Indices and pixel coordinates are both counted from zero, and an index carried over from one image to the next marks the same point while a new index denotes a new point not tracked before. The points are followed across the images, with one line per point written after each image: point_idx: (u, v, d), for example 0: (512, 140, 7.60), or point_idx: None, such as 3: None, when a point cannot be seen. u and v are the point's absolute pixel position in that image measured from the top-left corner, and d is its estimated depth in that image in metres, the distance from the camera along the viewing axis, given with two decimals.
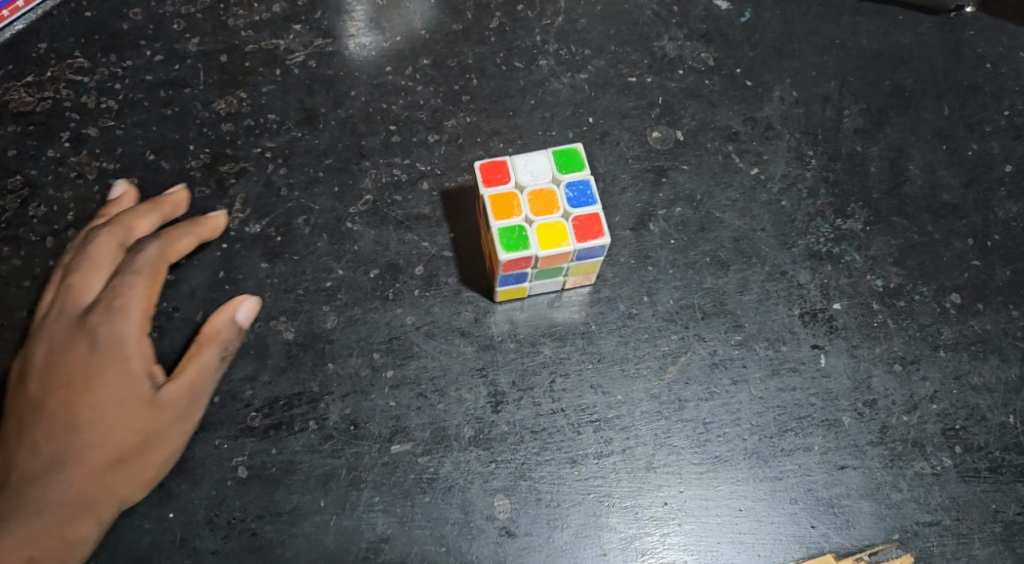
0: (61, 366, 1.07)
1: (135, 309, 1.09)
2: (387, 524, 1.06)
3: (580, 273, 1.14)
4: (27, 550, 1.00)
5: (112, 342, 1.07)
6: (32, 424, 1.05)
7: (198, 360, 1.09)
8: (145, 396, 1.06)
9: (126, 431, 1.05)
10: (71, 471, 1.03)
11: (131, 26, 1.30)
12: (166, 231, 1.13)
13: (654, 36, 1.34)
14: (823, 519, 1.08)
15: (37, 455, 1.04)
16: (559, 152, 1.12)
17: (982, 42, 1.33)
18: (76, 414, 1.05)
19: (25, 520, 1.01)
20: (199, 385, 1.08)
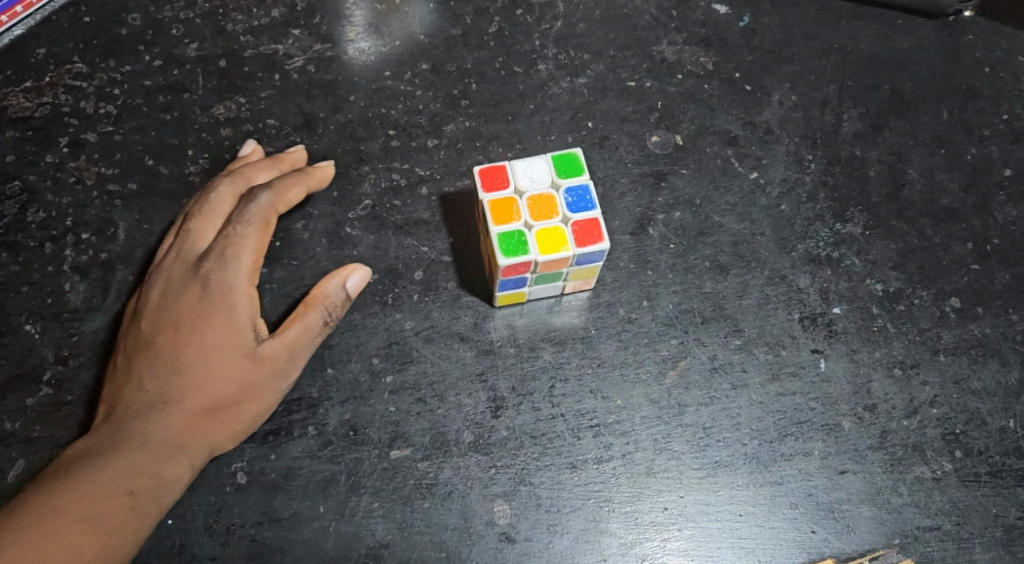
0: (169, 305, 1.08)
1: (247, 258, 1.09)
2: (386, 530, 1.06)
3: (580, 277, 1.14)
4: (122, 483, 1.01)
5: (225, 290, 1.08)
6: (141, 358, 1.06)
7: (302, 323, 1.09)
8: (250, 347, 1.07)
9: (231, 379, 1.06)
10: (173, 410, 1.04)
11: (130, 32, 1.30)
12: (279, 183, 1.13)
13: (652, 41, 1.34)
14: (823, 524, 1.08)
15: (144, 389, 1.05)
16: (559, 157, 1.12)
17: (981, 47, 1.33)
18: (183, 355, 1.06)
19: (122, 453, 1.02)
20: (303, 341, 1.09)
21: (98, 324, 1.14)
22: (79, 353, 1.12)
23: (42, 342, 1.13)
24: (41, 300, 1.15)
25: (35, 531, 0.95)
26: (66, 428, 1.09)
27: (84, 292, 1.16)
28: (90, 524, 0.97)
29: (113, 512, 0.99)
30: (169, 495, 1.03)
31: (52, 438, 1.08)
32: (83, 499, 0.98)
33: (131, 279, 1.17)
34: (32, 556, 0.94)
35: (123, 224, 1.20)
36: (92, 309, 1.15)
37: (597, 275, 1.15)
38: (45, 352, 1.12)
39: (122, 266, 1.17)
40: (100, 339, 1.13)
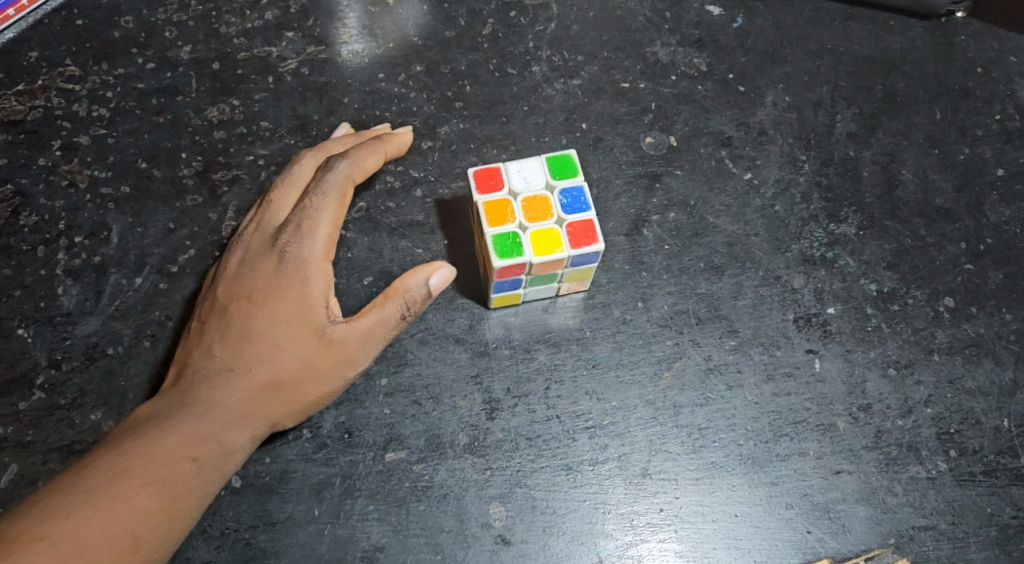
0: (245, 274, 1.04)
1: (324, 231, 1.04)
2: (382, 533, 1.06)
3: (575, 279, 1.13)
4: (187, 448, 0.97)
5: (301, 262, 1.03)
6: (215, 323, 1.03)
7: (379, 311, 1.03)
8: (323, 326, 1.02)
9: (302, 356, 1.01)
10: (243, 380, 1.01)
11: (123, 35, 1.30)
12: (359, 155, 1.08)
13: (646, 42, 1.34)
14: (819, 525, 1.08)
15: (216, 356, 1.02)
16: (552, 158, 1.12)
17: (973, 47, 1.34)
18: (256, 326, 1.01)
19: (188, 418, 0.98)
20: (378, 329, 1.03)
21: (92, 328, 1.14)
22: (72, 357, 1.12)
23: (34, 346, 1.12)
24: (34, 304, 1.14)
25: (101, 490, 0.92)
26: (59, 433, 1.08)
27: (77, 296, 1.15)
28: (155, 488, 0.94)
29: (176, 478, 0.96)
30: (231, 463, 1.00)
31: (44, 443, 1.08)
32: (149, 462, 0.95)
33: (124, 282, 1.16)
34: (97, 517, 0.91)
35: (116, 227, 1.19)
36: (85, 313, 1.14)
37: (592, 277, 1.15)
38: (38, 356, 1.12)
39: (115, 269, 1.17)
40: (93, 342, 1.13)
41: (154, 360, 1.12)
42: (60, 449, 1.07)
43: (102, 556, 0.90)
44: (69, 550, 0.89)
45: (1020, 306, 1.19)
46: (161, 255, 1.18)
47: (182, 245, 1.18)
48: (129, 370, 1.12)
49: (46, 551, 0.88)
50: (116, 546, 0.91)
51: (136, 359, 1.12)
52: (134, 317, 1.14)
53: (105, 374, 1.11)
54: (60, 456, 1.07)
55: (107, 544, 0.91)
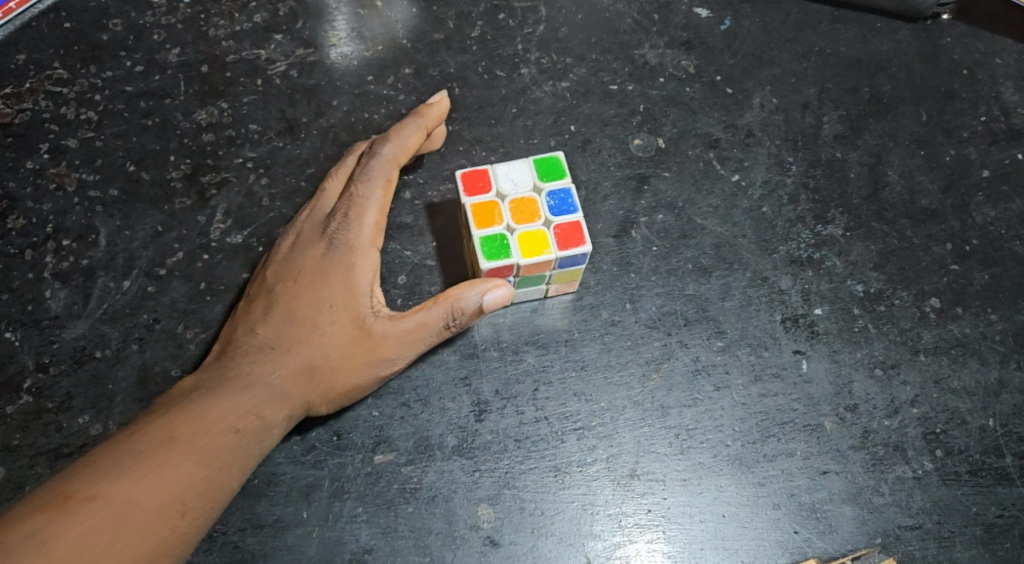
0: (295, 257, 1.07)
1: (371, 218, 1.07)
2: (370, 535, 1.06)
3: (563, 280, 1.14)
4: (231, 419, 0.96)
5: (348, 248, 1.05)
6: (262, 302, 1.05)
7: (424, 314, 1.03)
8: (366, 313, 1.04)
9: (344, 342, 1.03)
10: (286, 359, 1.02)
11: (111, 37, 1.30)
12: (405, 141, 1.10)
13: (634, 45, 1.34)
14: (806, 525, 1.09)
15: (261, 333, 1.03)
16: (540, 161, 1.12)
17: (959, 49, 1.35)
18: (301, 307, 1.03)
19: (232, 391, 0.98)
20: (421, 326, 1.03)
21: (80, 331, 1.13)
22: (59, 360, 1.12)
23: (22, 350, 1.12)
24: (22, 307, 1.14)
25: (152, 452, 0.89)
26: (46, 436, 1.08)
27: (65, 299, 1.15)
28: (203, 454, 0.92)
29: (221, 448, 0.93)
30: (269, 441, 0.99)
31: (32, 446, 1.07)
32: (198, 429, 0.93)
33: (113, 285, 1.16)
34: (149, 478, 0.88)
35: (104, 230, 1.19)
36: (73, 316, 1.14)
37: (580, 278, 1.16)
38: (26, 359, 1.12)
39: (103, 272, 1.17)
40: (81, 346, 1.13)
41: (142, 363, 1.12)
42: (48, 453, 1.07)
43: (151, 518, 0.87)
44: (121, 509, 0.86)
45: (1005, 306, 1.20)
46: (149, 257, 1.18)
47: (171, 248, 1.18)
48: (117, 374, 1.11)
49: (98, 508, 0.85)
50: (164, 509, 0.88)
51: (124, 362, 1.12)
52: (122, 320, 1.14)
53: (93, 377, 1.11)
54: (47, 459, 1.07)
55: (155, 507, 0.88)
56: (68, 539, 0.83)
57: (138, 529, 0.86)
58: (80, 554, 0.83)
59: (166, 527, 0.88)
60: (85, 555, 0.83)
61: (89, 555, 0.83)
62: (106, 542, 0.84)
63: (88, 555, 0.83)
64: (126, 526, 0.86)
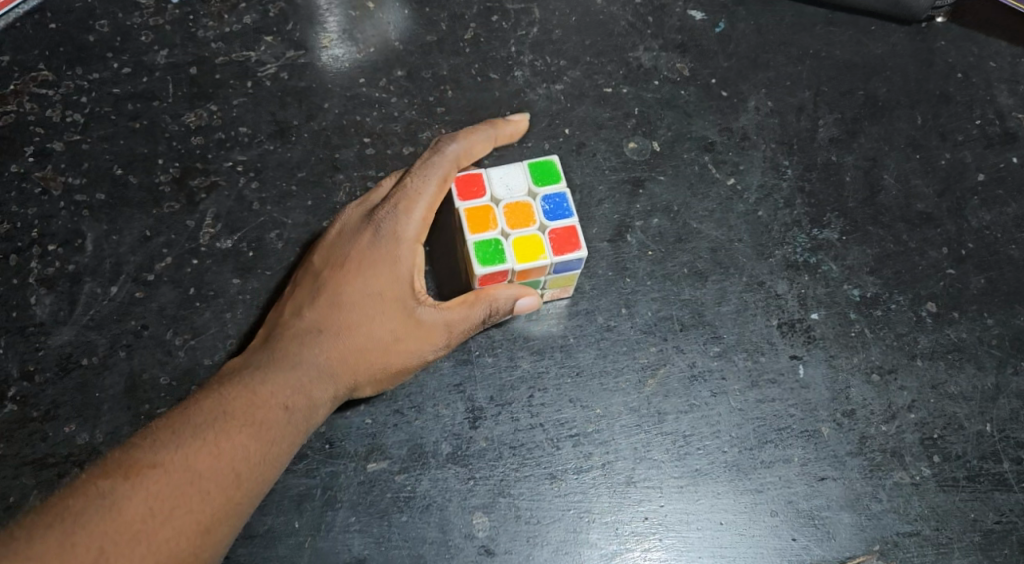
0: (342, 244, 1.07)
1: (420, 212, 1.06)
2: (364, 545, 1.04)
3: (558, 286, 1.13)
4: (280, 397, 0.98)
5: (395, 237, 1.05)
6: (306, 287, 1.06)
7: (469, 307, 1.04)
8: (413, 304, 1.03)
9: (393, 332, 1.03)
10: (333, 345, 1.02)
11: (97, 38, 1.28)
12: (466, 138, 1.10)
13: (629, 47, 1.33)
14: (803, 532, 1.08)
15: (308, 318, 1.03)
16: (535, 164, 1.12)
17: (954, 52, 1.34)
18: (348, 294, 1.03)
19: (280, 372, 0.99)
20: (467, 323, 1.05)
21: (66, 338, 1.11)
22: (45, 368, 1.10)
23: (6, 357, 1.10)
24: (6, 314, 1.12)
25: (209, 426, 0.93)
26: (32, 446, 1.06)
27: (50, 305, 1.13)
28: (254, 430, 0.94)
29: (271, 424, 0.96)
30: (315, 420, 1.00)
31: (17, 456, 1.05)
32: (250, 406, 0.96)
33: (99, 291, 1.14)
34: (207, 450, 0.91)
35: (91, 234, 1.17)
36: (59, 323, 1.12)
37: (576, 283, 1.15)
38: (10, 367, 1.09)
39: (90, 278, 1.15)
40: (67, 353, 1.10)
41: (130, 370, 1.10)
42: (33, 463, 1.05)
43: (209, 488, 0.90)
44: (182, 477, 0.89)
45: (1002, 310, 1.20)
46: (137, 263, 1.16)
47: (159, 253, 1.17)
48: (104, 382, 1.09)
49: (160, 478, 0.89)
50: (221, 479, 0.91)
51: (111, 369, 1.10)
52: (109, 327, 1.12)
53: (79, 385, 1.09)
54: (33, 469, 1.05)
55: (213, 477, 0.91)
56: (134, 504, 0.87)
57: (197, 497, 0.90)
58: (145, 519, 0.87)
59: (223, 497, 0.91)
60: (147, 521, 0.87)
61: (152, 521, 0.87)
62: (168, 508, 0.88)
63: (152, 520, 0.87)
64: (189, 493, 0.89)
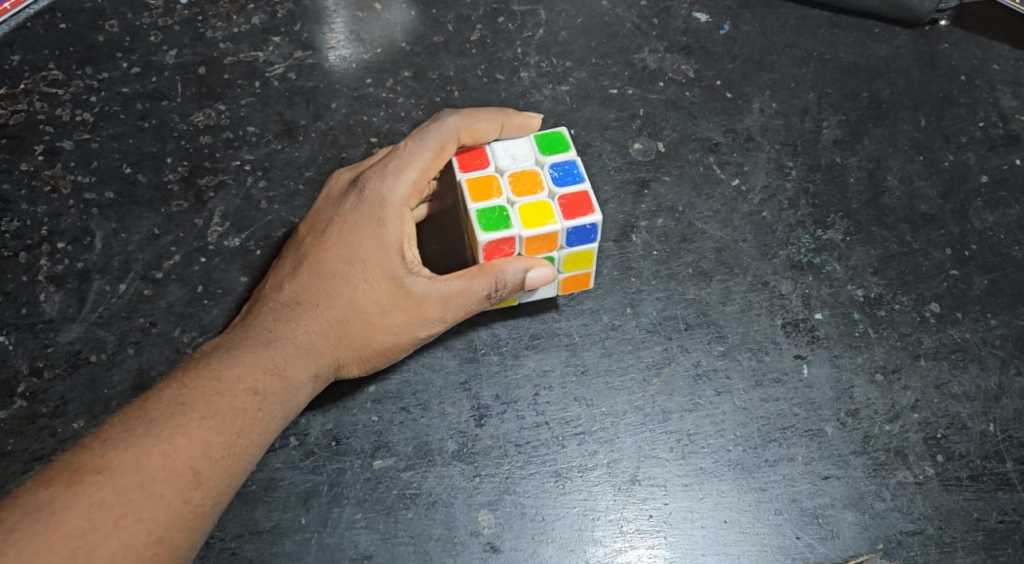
0: (324, 214, 1.08)
1: (411, 175, 1.07)
2: (369, 542, 1.05)
3: (575, 269, 1.12)
4: (248, 382, 0.96)
5: (380, 202, 1.05)
6: (289, 260, 1.07)
7: (463, 282, 1.04)
8: (403, 274, 1.03)
9: (378, 303, 1.03)
10: (314, 315, 1.02)
11: (107, 38, 1.32)
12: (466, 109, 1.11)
13: (634, 49, 1.35)
14: (808, 530, 1.07)
15: (287, 291, 1.04)
16: (540, 138, 1.14)
17: (957, 55, 1.35)
18: (329, 263, 1.04)
19: (253, 350, 0.99)
20: (462, 293, 1.04)
21: (75, 335, 1.12)
22: (54, 365, 1.10)
23: (16, 354, 1.11)
24: (15, 311, 1.13)
25: (164, 420, 0.90)
26: (40, 441, 1.05)
27: (59, 302, 1.14)
28: (216, 421, 0.92)
29: (238, 412, 0.94)
30: (297, 401, 1.00)
31: (24, 452, 1.05)
32: (211, 394, 0.94)
33: (108, 289, 1.15)
34: (160, 448, 0.88)
35: (99, 232, 1.19)
36: (68, 320, 1.13)
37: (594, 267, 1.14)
38: (19, 363, 1.10)
39: (99, 275, 1.16)
40: (76, 349, 1.11)
41: (138, 367, 1.10)
42: (40, 459, 1.04)
43: (162, 491, 0.87)
44: (129, 482, 0.86)
45: (1004, 311, 1.18)
46: (145, 260, 1.17)
47: (167, 251, 1.17)
48: (113, 379, 1.09)
49: (104, 482, 0.85)
50: (177, 479, 0.88)
51: (120, 366, 1.10)
52: (118, 324, 1.13)
53: (88, 382, 1.09)
54: (40, 466, 1.04)
55: (167, 477, 0.88)
56: (72, 515, 0.82)
57: (148, 501, 0.86)
58: (82, 532, 0.82)
59: (179, 499, 0.88)
60: (86, 535, 0.82)
61: (93, 534, 0.82)
62: (112, 518, 0.84)
63: (93, 534, 0.82)
64: (137, 498, 0.85)
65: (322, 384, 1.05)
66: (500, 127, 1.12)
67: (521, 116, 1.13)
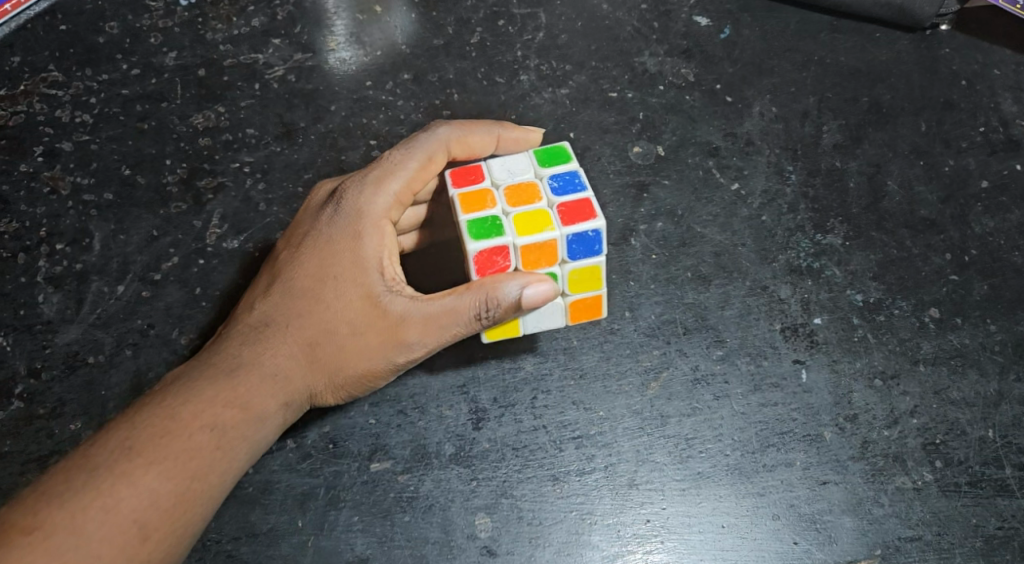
0: (300, 229, 1.07)
1: (393, 187, 1.06)
2: (366, 545, 1.05)
3: (582, 288, 1.07)
4: (206, 418, 0.94)
5: (358, 214, 1.04)
6: (264, 278, 1.05)
7: (444, 300, 1.00)
8: (379, 291, 1.00)
9: (353, 323, 1.00)
10: (285, 336, 1.00)
11: (107, 40, 1.32)
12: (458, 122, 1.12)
13: (634, 52, 1.35)
14: (806, 536, 1.06)
15: (259, 310, 1.02)
16: (541, 152, 1.12)
17: (957, 60, 1.35)
18: (302, 281, 1.01)
19: (218, 377, 0.97)
20: (446, 312, 1.00)
21: (73, 336, 1.12)
22: (51, 366, 1.10)
23: (13, 355, 1.11)
24: (13, 312, 1.14)
25: (108, 470, 0.89)
26: (37, 442, 1.05)
27: (58, 303, 1.14)
28: (164, 467, 0.90)
29: (191, 454, 0.92)
30: (264, 432, 0.97)
31: (21, 453, 1.05)
32: (161, 437, 0.92)
33: (106, 290, 1.15)
34: (100, 503, 0.87)
35: (98, 234, 1.19)
36: (66, 321, 1.13)
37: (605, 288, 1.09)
38: (17, 364, 1.10)
39: (97, 276, 1.16)
40: (73, 351, 1.11)
41: (135, 369, 1.09)
42: (37, 460, 1.04)
43: (100, 551, 0.86)
44: (65, 543, 0.85)
45: (1004, 317, 1.18)
46: (143, 262, 1.17)
47: (166, 252, 1.17)
48: (110, 380, 1.09)
49: (40, 543, 0.85)
50: (118, 536, 0.87)
51: (117, 367, 1.10)
52: (116, 325, 1.13)
53: (85, 383, 1.09)
54: (37, 467, 1.04)
55: (107, 533, 0.87)
56: None
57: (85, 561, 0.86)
58: None
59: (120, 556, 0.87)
60: None
61: None
62: None
63: None
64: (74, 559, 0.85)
65: (291, 415, 1.01)
66: (496, 141, 1.15)
67: (517, 131, 1.16)
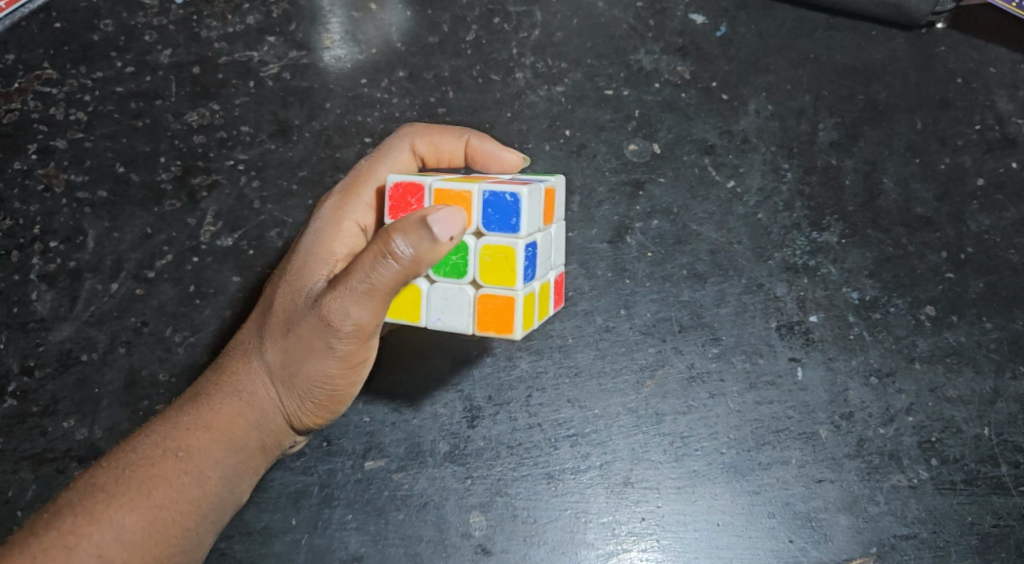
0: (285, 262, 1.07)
1: (363, 194, 1.05)
2: (360, 543, 1.14)
3: (494, 278, 0.95)
4: (170, 445, 0.94)
5: (318, 221, 1.02)
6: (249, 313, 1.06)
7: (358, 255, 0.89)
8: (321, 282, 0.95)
9: (294, 318, 0.94)
10: (248, 353, 0.98)
11: (102, 38, 1.24)
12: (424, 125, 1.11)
13: (630, 50, 1.23)
14: (800, 534, 1.15)
15: (234, 336, 1.02)
16: (525, 173, 1.07)
17: (953, 58, 1.21)
18: (267, 296, 1.00)
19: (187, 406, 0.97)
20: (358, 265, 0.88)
21: (66, 333, 1.19)
22: (45, 363, 1.18)
23: (7, 352, 1.19)
24: (8, 309, 1.20)
25: (70, 509, 0.90)
26: (31, 440, 1.17)
27: (51, 301, 1.20)
28: (126, 500, 0.91)
29: (153, 484, 0.92)
30: (235, 454, 0.96)
31: (16, 450, 1.17)
32: (124, 470, 0.93)
33: (100, 288, 1.20)
34: (63, 541, 0.88)
35: (92, 231, 1.21)
36: (59, 318, 1.19)
37: (520, 291, 0.95)
38: (10, 362, 1.19)
39: (91, 274, 1.20)
40: (67, 348, 1.19)
41: (129, 366, 1.18)
42: (32, 457, 1.17)
43: None
44: None
45: (1001, 315, 1.18)
46: (137, 260, 1.20)
47: (160, 250, 1.20)
48: (104, 378, 1.18)
49: None
50: None
51: (111, 365, 1.18)
52: (109, 323, 1.19)
53: (78, 380, 1.18)
54: (31, 464, 1.17)
55: None
56: None
57: None
58: None
59: None
60: None
61: None
62: None
63: None
64: None
65: (268, 433, 0.97)
66: (465, 148, 1.11)
67: (491, 141, 1.10)
